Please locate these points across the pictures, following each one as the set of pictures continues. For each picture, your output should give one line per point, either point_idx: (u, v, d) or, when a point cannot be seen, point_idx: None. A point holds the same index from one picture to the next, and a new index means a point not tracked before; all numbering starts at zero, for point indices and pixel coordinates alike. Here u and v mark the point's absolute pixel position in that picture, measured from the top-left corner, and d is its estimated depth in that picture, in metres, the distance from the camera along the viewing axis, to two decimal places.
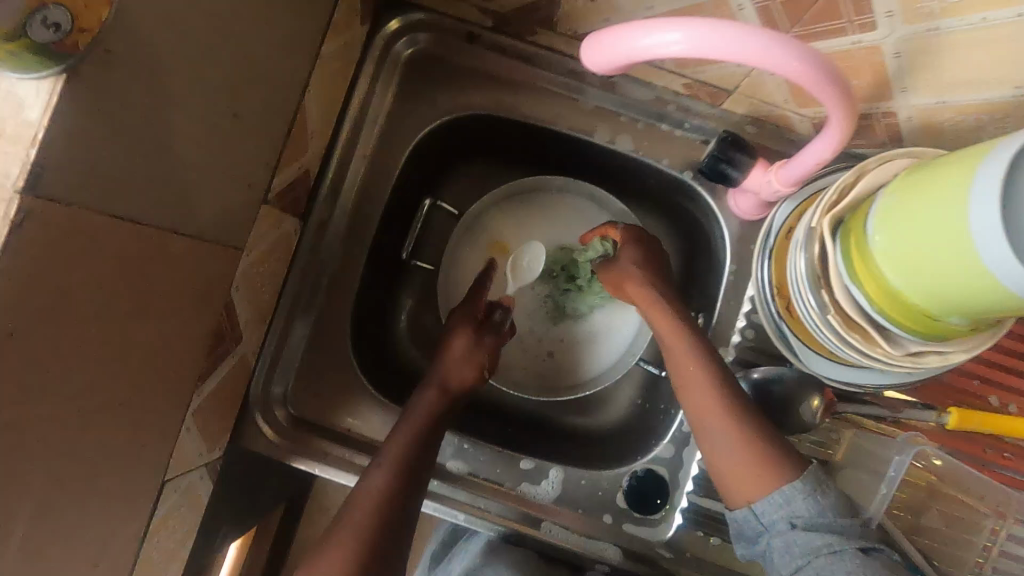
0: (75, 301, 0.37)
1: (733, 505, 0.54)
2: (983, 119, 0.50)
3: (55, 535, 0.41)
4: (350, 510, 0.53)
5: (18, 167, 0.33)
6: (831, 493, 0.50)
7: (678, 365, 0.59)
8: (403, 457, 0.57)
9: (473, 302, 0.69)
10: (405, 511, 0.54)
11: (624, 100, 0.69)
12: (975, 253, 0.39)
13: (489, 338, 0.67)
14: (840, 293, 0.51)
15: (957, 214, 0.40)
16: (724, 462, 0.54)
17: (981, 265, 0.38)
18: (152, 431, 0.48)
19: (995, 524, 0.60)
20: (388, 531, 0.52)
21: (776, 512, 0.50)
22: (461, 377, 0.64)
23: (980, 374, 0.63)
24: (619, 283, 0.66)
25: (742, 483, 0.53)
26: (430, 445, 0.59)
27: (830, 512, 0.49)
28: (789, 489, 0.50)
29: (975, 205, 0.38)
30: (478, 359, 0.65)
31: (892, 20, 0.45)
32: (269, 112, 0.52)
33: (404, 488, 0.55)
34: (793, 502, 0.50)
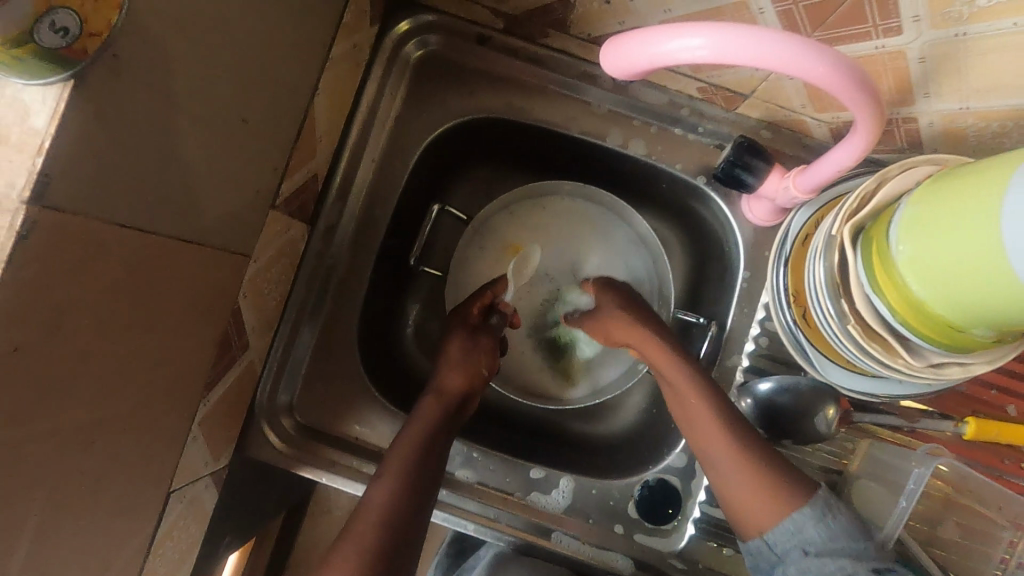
0: (82, 312, 0.36)
1: (747, 538, 0.53)
2: (1008, 126, 0.49)
3: (59, 552, 0.39)
4: (356, 524, 0.51)
5: (24, 177, 0.31)
6: (841, 517, 0.50)
7: (680, 395, 0.60)
8: (407, 465, 0.55)
9: (467, 305, 0.69)
10: (409, 522, 0.52)
11: (637, 104, 0.67)
12: (1006, 265, 0.37)
13: (486, 340, 0.67)
14: (862, 302, 0.50)
15: (987, 225, 0.39)
16: (732, 495, 0.55)
17: (1013, 276, 0.37)
18: (158, 442, 0.47)
19: (1013, 536, 0.59)
20: (393, 541, 0.50)
21: (788, 541, 0.50)
22: (457, 381, 0.63)
23: (998, 384, 0.62)
24: (605, 329, 0.69)
25: (753, 513, 0.53)
26: (434, 452, 0.58)
27: (843, 536, 0.49)
28: (799, 516, 0.51)
29: (1006, 215, 0.37)
30: (474, 362, 0.65)
31: (919, 25, 0.44)
32: (278, 115, 0.51)
33: (408, 497, 0.53)
34: (803, 529, 0.50)
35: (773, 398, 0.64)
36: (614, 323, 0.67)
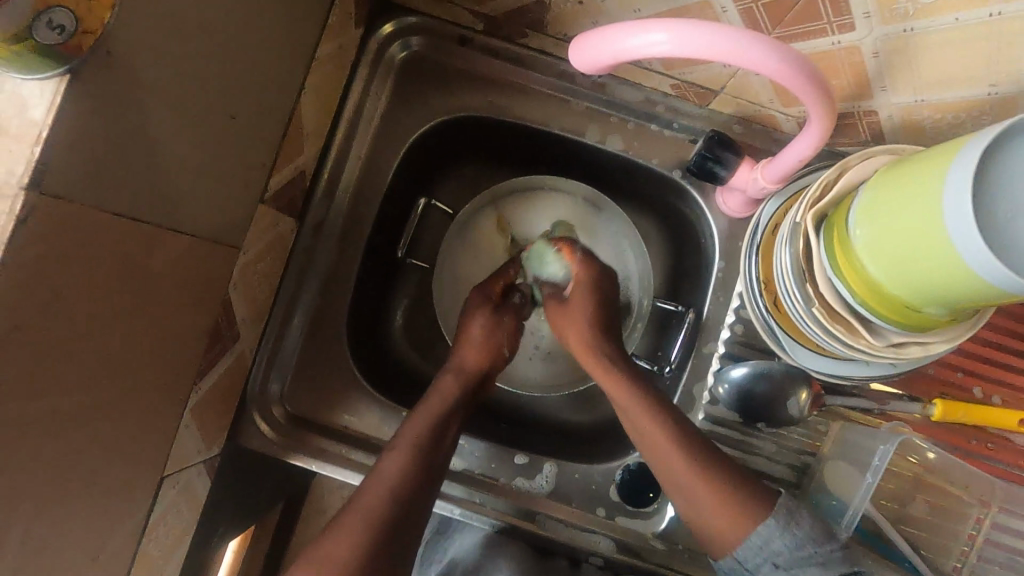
0: (77, 295, 0.38)
1: (718, 556, 0.54)
2: (960, 117, 0.51)
3: (57, 526, 0.41)
4: (356, 500, 0.53)
5: (23, 165, 0.33)
6: (804, 524, 0.51)
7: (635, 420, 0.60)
8: (417, 443, 0.57)
9: (490, 283, 0.71)
10: (420, 496, 0.55)
11: (614, 102, 0.70)
12: (951, 246, 0.40)
13: (509, 319, 0.70)
14: (825, 286, 0.52)
15: (934, 209, 0.41)
16: (698, 515, 0.55)
17: (958, 257, 0.40)
18: (152, 426, 0.49)
19: (980, 513, 0.62)
20: (398, 513, 0.53)
21: (758, 555, 0.51)
22: (478, 358, 0.66)
23: (963, 366, 0.65)
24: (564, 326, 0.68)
25: (721, 528, 0.53)
26: (449, 428, 0.60)
27: (809, 544, 0.50)
28: (765, 529, 0.51)
29: (948, 199, 0.40)
30: (496, 340, 0.68)
31: (870, 21, 0.46)
32: (266, 112, 0.53)
33: (417, 474, 0.55)
34: (771, 542, 0.51)
35: (747, 383, 0.66)
36: (574, 325, 0.67)
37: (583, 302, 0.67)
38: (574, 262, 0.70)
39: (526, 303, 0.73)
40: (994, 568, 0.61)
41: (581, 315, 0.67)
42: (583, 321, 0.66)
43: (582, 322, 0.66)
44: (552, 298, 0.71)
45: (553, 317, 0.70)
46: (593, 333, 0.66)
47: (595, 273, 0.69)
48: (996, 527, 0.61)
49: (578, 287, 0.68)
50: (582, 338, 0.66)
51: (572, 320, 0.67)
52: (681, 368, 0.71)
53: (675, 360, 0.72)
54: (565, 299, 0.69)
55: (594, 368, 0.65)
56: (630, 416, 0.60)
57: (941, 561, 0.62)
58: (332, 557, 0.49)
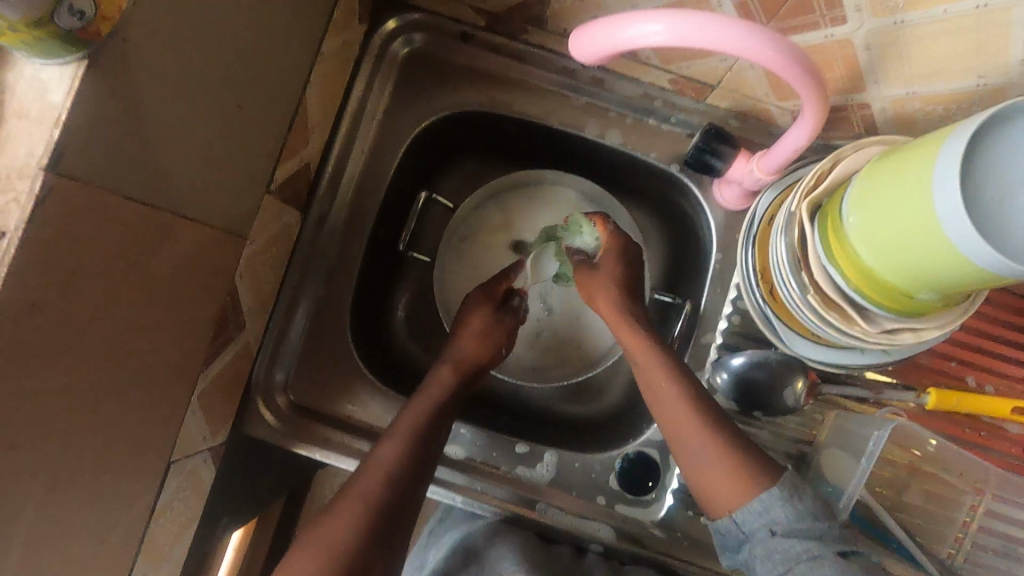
0: (90, 277, 0.39)
1: (716, 517, 0.55)
2: (951, 108, 0.53)
3: (67, 505, 0.42)
4: (353, 486, 0.54)
5: (42, 148, 0.35)
6: (807, 498, 0.51)
7: (650, 375, 0.62)
8: (416, 431, 0.59)
9: (493, 284, 0.72)
10: (409, 487, 0.55)
11: (613, 97, 0.71)
12: (941, 230, 0.41)
13: (510, 321, 0.71)
14: (819, 274, 0.53)
15: (925, 196, 0.42)
16: (700, 473, 0.56)
17: (947, 241, 0.41)
18: (160, 410, 0.50)
19: (974, 500, 0.63)
20: (392, 502, 0.53)
21: (756, 520, 0.51)
22: (476, 355, 0.67)
23: (957, 356, 0.67)
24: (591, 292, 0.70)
25: (722, 491, 0.54)
26: (442, 422, 0.61)
27: (809, 517, 0.50)
28: (767, 497, 0.51)
29: (937, 186, 0.41)
30: (493, 338, 0.69)
31: (860, 14, 0.48)
32: (272, 104, 0.55)
33: (412, 463, 0.56)
34: (771, 510, 0.51)
35: (745, 371, 0.67)
36: (602, 285, 0.69)
37: (612, 267, 0.69)
38: (603, 232, 0.70)
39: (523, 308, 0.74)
40: (987, 554, 0.62)
41: (612, 277, 0.68)
42: (613, 286, 0.68)
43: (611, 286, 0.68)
44: (580, 266, 0.71)
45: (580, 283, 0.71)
46: (621, 295, 0.68)
47: (623, 242, 0.70)
48: (988, 514, 0.63)
49: (607, 253, 0.69)
50: (610, 297, 0.68)
51: (601, 283, 0.69)
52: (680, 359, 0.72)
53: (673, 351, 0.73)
54: (594, 266, 0.70)
55: (616, 325, 0.67)
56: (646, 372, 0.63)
57: (936, 547, 0.63)
58: (334, 541, 0.50)
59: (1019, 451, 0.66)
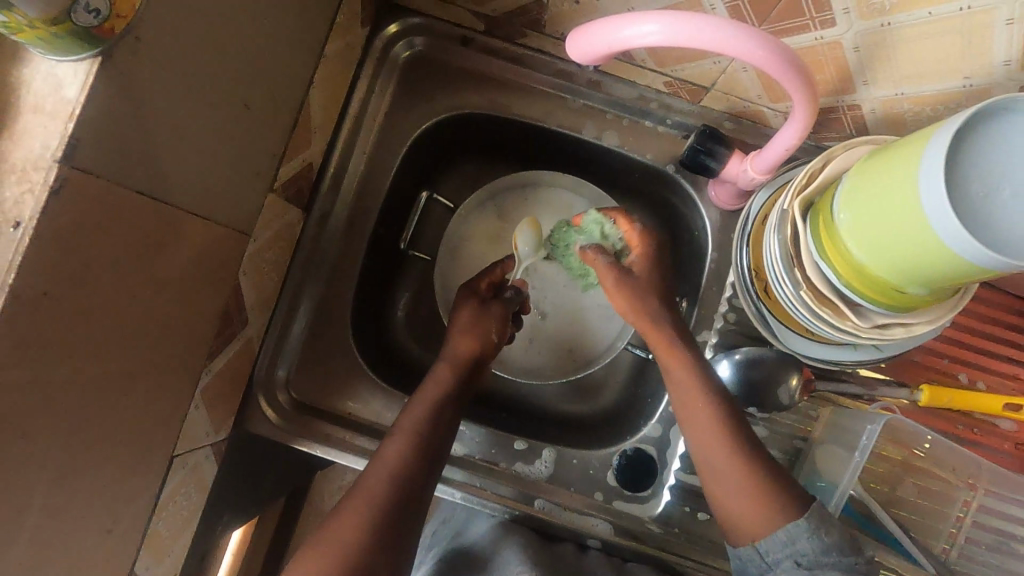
0: (98, 270, 0.40)
1: (737, 543, 0.53)
2: (939, 109, 0.54)
3: (73, 495, 0.43)
4: (358, 488, 0.54)
5: (57, 140, 0.36)
6: (835, 532, 0.50)
7: (683, 391, 0.58)
8: (417, 429, 0.59)
9: (477, 279, 0.73)
10: (415, 485, 0.55)
11: (610, 99, 0.73)
12: (932, 231, 0.42)
13: (500, 310, 0.70)
14: (812, 270, 0.54)
15: (914, 197, 0.43)
16: (725, 497, 0.54)
17: (940, 241, 0.42)
18: (165, 403, 0.51)
19: (968, 496, 0.64)
20: (397, 500, 0.54)
21: (781, 551, 0.50)
22: (466, 347, 0.66)
23: (949, 353, 0.68)
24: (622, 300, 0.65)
25: (749, 519, 0.52)
26: (444, 420, 0.61)
27: (835, 551, 0.49)
28: (794, 528, 0.50)
29: (925, 187, 0.42)
30: (484, 328, 0.68)
31: (849, 17, 0.49)
32: (276, 104, 0.56)
33: (415, 462, 0.57)
34: (797, 542, 0.49)
35: (742, 372, 0.67)
36: (637, 294, 0.64)
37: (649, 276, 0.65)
38: (635, 235, 0.67)
39: (519, 298, 0.73)
40: (979, 548, 0.63)
41: (648, 284, 0.65)
42: (649, 293, 0.64)
43: (648, 296, 0.64)
44: (609, 269, 0.65)
45: (610, 289, 0.65)
46: (655, 301, 0.64)
47: (654, 248, 0.67)
48: (982, 509, 0.63)
49: (641, 262, 0.66)
50: (644, 306, 0.63)
51: (639, 290, 0.64)
52: None
53: None
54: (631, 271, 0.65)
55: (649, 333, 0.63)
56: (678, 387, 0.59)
57: (931, 542, 0.64)
58: (339, 540, 0.51)
59: (1011, 447, 0.67)
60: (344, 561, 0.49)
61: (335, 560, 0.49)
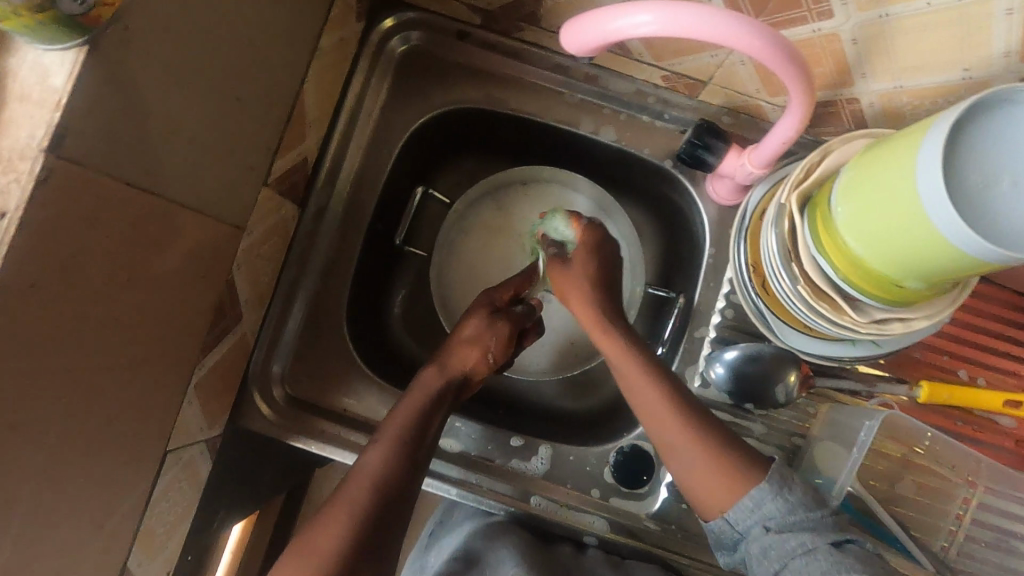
0: (86, 264, 0.40)
1: (709, 517, 0.55)
2: (938, 102, 0.54)
3: (62, 489, 0.43)
4: (343, 493, 0.54)
5: (43, 130, 0.36)
6: (798, 489, 0.52)
7: (628, 376, 0.61)
8: (405, 432, 0.58)
9: (498, 290, 0.70)
10: (399, 493, 0.55)
11: (607, 93, 0.72)
12: (930, 228, 0.41)
13: (505, 328, 0.67)
14: (809, 265, 0.54)
15: (911, 194, 0.43)
16: (690, 475, 0.56)
17: (937, 238, 0.41)
18: (156, 399, 0.50)
19: (967, 493, 0.64)
20: (383, 504, 0.54)
21: (749, 517, 0.52)
22: (464, 359, 0.65)
23: (949, 349, 0.68)
24: (563, 286, 0.69)
25: (714, 493, 0.54)
26: (430, 425, 0.61)
27: (800, 509, 0.51)
28: (757, 493, 0.52)
29: (924, 184, 0.41)
30: (484, 344, 0.66)
31: (847, 8, 0.49)
32: (270, 97, 0.55)
33: (402, 468, 0.56)
34: (763, 505, 0.52)
35: (739, 366, 0.67)
36: (575, 284, 0.68)
37: (588, 262, 0.68)
38: (580, 228, 0.69)
39: (529, 317, 0.70)
40: (980, 546, 0.63)
41: (585, 276, 0.68)
42: (584, 284, 0.67)
43: (588, 284, 0.67)
44: (553, 259, 0.70)
45: (555, 280, 0.69)
46: (594, 292, 0.67)
47: (598, 240, 0.69)
48: (982, 506, 0.63)
49: (582, 249, 0.68)
50: (581, 296, 0.67)
51: (574, 281, 0.68)
52: (674, 352, 0.73)
53: (667, 345, 0.74)
54: (569, 260, 0.69)
55: (589, 318, 0.67)
56: (624, 372, 0.62)
57: (931, 541, 0.63)
58: (324, 542, 0.51)
59: (1012, 445, 0.66)
60: (334, 559, 0.50)
61: (323, 560, 0.49)
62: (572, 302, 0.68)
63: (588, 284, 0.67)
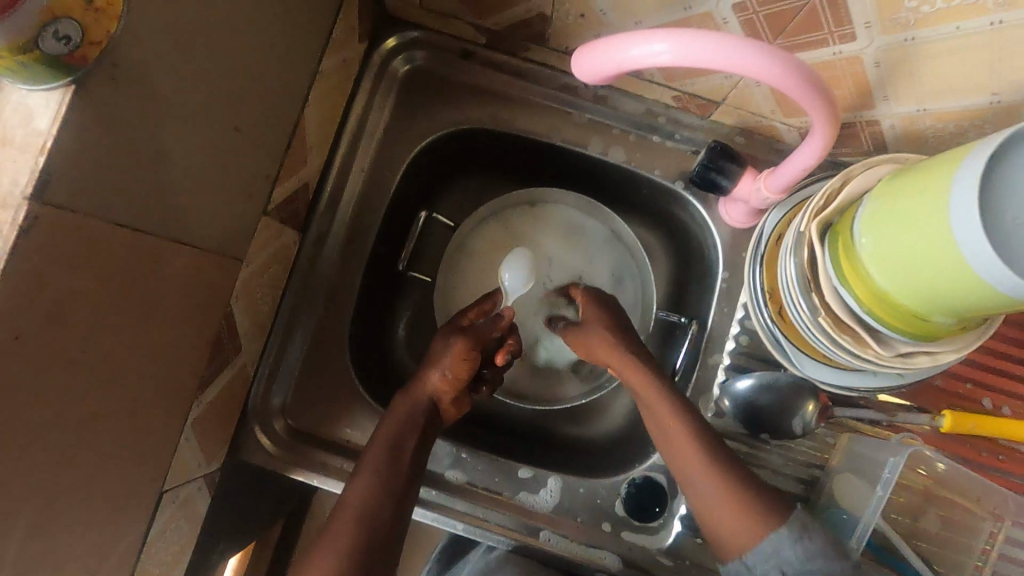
0: (72, 310, 0.38)
1: (726, 559, 0.54)
2: (962, 125, 0.52)
3: (54, 543, 0.41)
4: (326, 531, 0.53)
5: (26, 175, 0.34)
6: (818, 536, 0.50)
7: (656, 416, 0.60)
8: (384, 462, 0.57)
9: (463, 312, 0.68)
10: (383, 525, 0.54)
11: (616, 113, 0.70)
12: (963, 264, 0.39)
13: (460, 343, 0.63)
14: (831, 296, 0.52)
15: (941, 230, 0.40)
16: (709, 513, 0.55)
17: (973, 275, 0.39)
18: (151, 440, 0.48)
19: (994, 527, 0.60)
20: (371, 541, 0.52)
21: (767, 562, 0.50)
22: (423, 380, 0.63)
23: (972, 377, 0.65)
24: (585, 345, 0.68)
25: (733, 535, 0.53)
26: (407, 451, 0.59)
27: (820, 557, 0.49)
28: (776, 539, 0.51)
29: (955, 220, 0.39)
30: (441, 363, 0.63)
31: (871, 31, 0.46)
32: (270, 124, 0.54)
33: (386, 499, 0.55)
34: (781, 550, 0.50)
35: (753, 396, 0.65)
36: (593, 337, 0.67)
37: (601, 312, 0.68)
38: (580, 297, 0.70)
39: (494, 328, 0.66)
40: None
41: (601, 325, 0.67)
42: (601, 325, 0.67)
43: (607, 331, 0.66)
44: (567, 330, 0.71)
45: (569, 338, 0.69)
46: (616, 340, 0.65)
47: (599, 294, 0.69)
48: (1010, 542, 0.59)
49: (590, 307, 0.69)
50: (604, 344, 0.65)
51: (591, 334, 0.67)
52: (686, 380, 0.70)
53: (679, 372, 0.71)
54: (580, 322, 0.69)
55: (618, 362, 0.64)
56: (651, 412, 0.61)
57: None
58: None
59: None
60: None
61: None
62: (597, 353, 0.67)
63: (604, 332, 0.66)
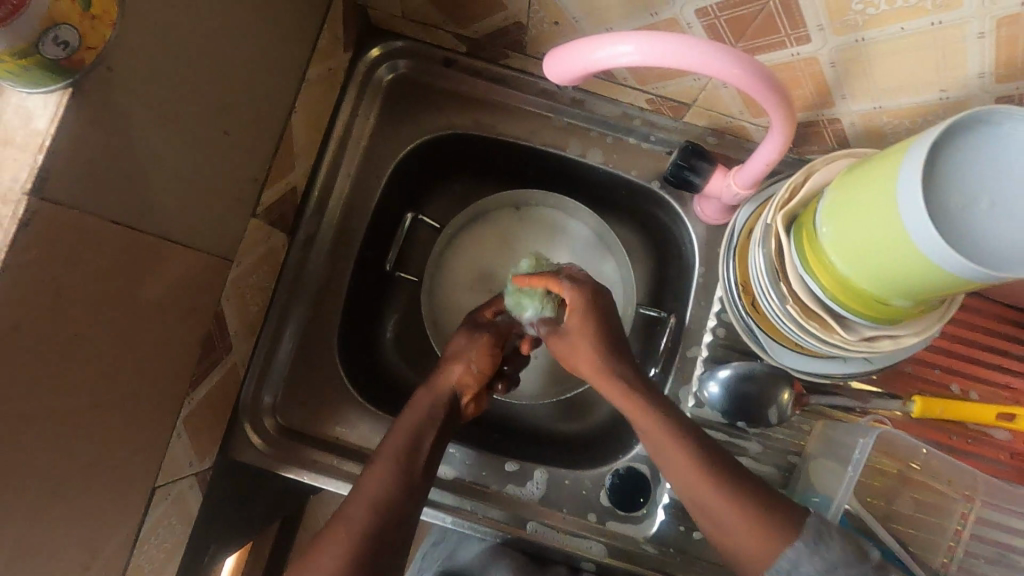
0: (68, 304, 0.39)
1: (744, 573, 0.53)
2: (916, 121, 0.55)
3: (49, 532, 0.42)
4: (338, 517, 0.54)
5: (26, 171, 0.36)
6: (835, 545, 0.49)
7: (657, 445, 0.57)
8: (398, 453, 0.58)
9: (479, 310, 0.71)
10: (394, 515, 0.54)
11: (592, 116, 0.73)
12: (916, 248, 0.41)
13: (484, 339, 0.66)
14: (797, 285, 0.54)
15: (894, 217, 0.43)
16: (721, 534, 0.53)
17: (926, 259, 0.41)
18: (144, 435, 0.50)
19: (964, 508, 0.62)
20: (379, 529, 0.53)
21: None
22: (447, 375, 0.65)
23: (940, 363, 0.68)
24: (570, 356, 0.64)
25: (748, 552, 0.51)
26: (423, 445, 0.60)
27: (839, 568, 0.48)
28: (793, 553, 0.49)
29: (906, 206, 0.42)
30: (467, 357, 0.65)
31: (824, 33, 0.49)
32: (258, 129, 0.56)
33: (399, 488, 0.56)
34: (800, 566, 0.49)
35: (735, 385, 0.66)
36: (580, 354, 0.62)
37: (585, 332, 0.62)
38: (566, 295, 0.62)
39: (512, 326, 0.69)
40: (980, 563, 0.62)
41: (587, 343, 0.61)
42: (589, 352, 0.61)
43: (593, 349, 0.61)
44: (549, 333, 0.65)
45: (557, 349, 0.65)
46: (604, 358, 0.61)
47: (591, 296, 0.62)
48: (980, 521, 0.61)
49: (575, 317, 0.62)
50: (590, 363, 0.61)
51: (578, 351, 0.62)
52: (667, 371, 0.73)
53: (660, 364, 0.74)
54: (564, 332, 0.63)
55: (608, 390, 0.61)
56: (651, 441, 0.58)
57: (929, 557, 0.62)
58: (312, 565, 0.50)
59: (1007, 458, 0.66)
60: None
61: None
62: (585, 371, 0.63)
63: (591, 353, 0.61)
